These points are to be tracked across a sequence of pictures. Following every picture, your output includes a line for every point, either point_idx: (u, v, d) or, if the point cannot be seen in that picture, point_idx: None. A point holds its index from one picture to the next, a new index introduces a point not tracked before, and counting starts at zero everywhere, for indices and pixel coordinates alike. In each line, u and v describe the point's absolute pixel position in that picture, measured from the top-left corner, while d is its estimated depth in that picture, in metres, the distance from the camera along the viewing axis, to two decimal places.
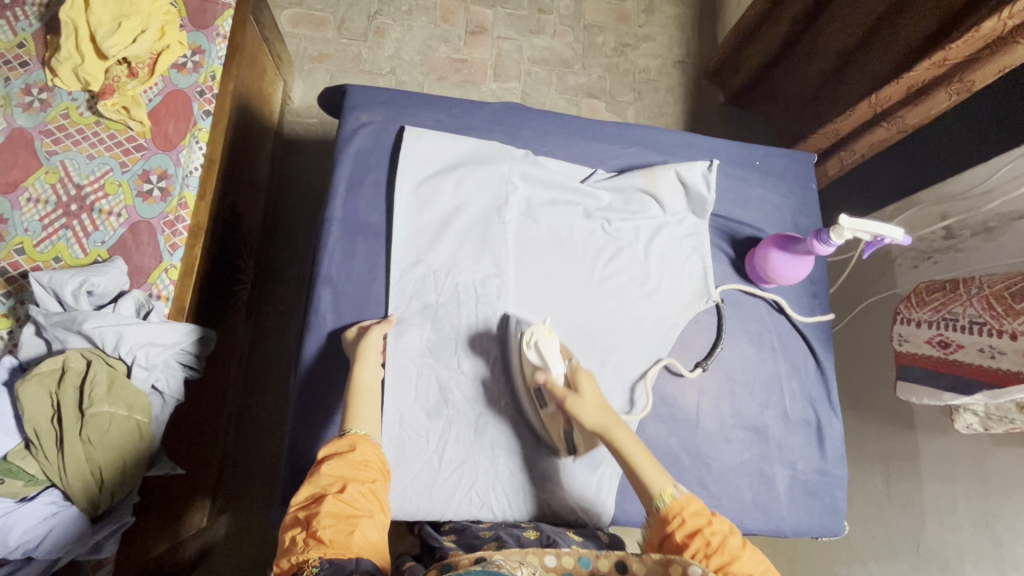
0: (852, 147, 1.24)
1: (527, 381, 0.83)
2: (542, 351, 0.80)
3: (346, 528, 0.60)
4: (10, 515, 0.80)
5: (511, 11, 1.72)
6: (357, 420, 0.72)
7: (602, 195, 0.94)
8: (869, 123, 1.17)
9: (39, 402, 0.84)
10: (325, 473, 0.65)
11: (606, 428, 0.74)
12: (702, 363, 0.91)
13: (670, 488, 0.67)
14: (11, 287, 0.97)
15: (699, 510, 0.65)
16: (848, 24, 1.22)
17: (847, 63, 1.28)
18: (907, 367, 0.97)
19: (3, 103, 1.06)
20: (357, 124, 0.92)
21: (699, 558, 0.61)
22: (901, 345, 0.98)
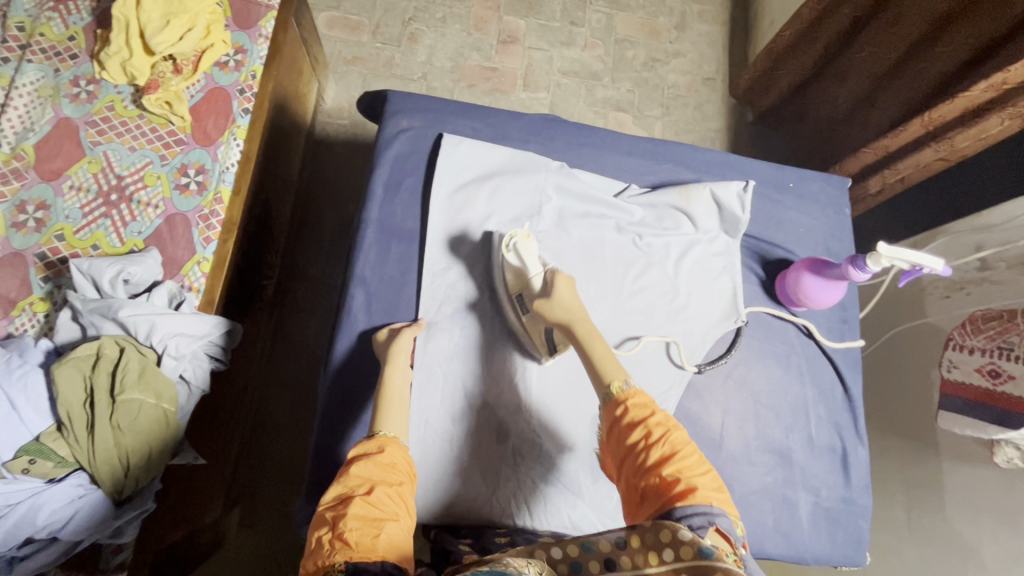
0: (896, 167, 1.21)
1: (508, 286, 0.87)
2: (522, 252, 0.85)
3: (371, 530, 0.59)
4: (40, 495, 0.82)
5: (544, 22, 1.74)
6: (386, 419, 0.73)
7: (635, 210, 0.95)
8: (914, 144, 1.15)
9: (73, 386, 0.86)
10: (353, 474, 0.65)
11: (572, 322, 0.78)
12: (699, 365, 0.90)
13: (621, 379, 0.71)
14: (50, 272, 1.00)
15: (644, 402, 0.68)
16: (885, 47, 1.22)
17: (880, 86, 1.28)
18: (951, 395, 0.96)
19: (52, 93, 1.09)
20: (396, 129, 0.94)
21: (642, 445, 0.64)
22: (948, 372, 0.97)
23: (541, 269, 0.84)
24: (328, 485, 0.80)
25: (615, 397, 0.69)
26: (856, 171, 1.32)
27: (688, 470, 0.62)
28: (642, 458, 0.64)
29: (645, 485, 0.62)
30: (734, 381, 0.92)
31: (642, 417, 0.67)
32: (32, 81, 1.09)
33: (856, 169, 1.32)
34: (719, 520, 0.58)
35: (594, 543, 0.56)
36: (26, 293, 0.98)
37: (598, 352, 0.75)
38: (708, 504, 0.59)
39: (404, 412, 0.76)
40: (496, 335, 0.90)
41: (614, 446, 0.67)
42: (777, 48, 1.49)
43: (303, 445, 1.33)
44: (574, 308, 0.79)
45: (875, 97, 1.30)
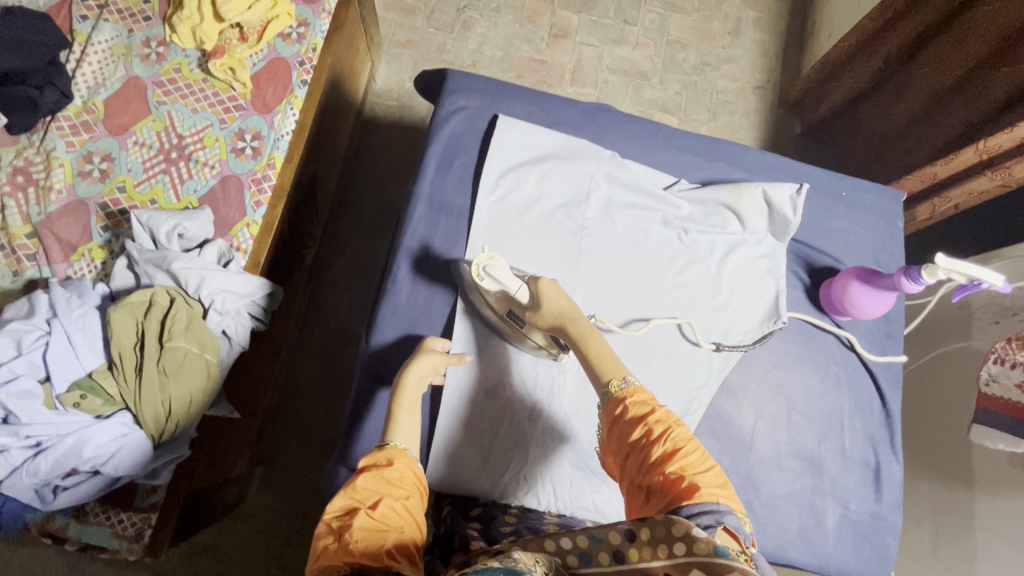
0: (947, 194, 1.22)
1: (496, 309, 0.87)
2: (495, 276, 0.81)
3: (376, 541, 0.60)
4: (87, 430, 0.86)
5: (597, 19, 1.74)
6: (395, 426, 0.74)
7: (682, 204, 0.95)
8: (969, 171, 1.15)
9: (126, 329, 0.90)
10: (360, 486, 0.65)
11: (565, 323, 0.79)
12: (717, 342, 0.90)
13: (619, 379, 0.71)
14: (110, 222, 1.05)
15: (646, 399, 0.69)
16: (948, 62, 1.19)
17: (939, 103, 1.24)
18: (987, 411, 0.92)
19: (124, 52, 1.14)
20: (452, 107, 0.96)
21: (644, 442, 0.65)
22: (985, 386, 0.92)
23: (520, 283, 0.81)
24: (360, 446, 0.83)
25: (615, 395, 0.70)
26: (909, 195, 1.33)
27: (692, 468, 0.63)
28: (645, 458, 0.64)
29: (650, 483, 0.63)
30: (769, 384, 0.91)
31: (644, 413, 0.67)
32: (107, 39, 1.15)
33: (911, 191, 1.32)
34: (726, 519, 0.59)
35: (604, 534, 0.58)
36: (87, 240, 1.03)
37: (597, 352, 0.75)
38: (714, 502, 0.59)
39: (413, 413, 0.76)
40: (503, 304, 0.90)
41: (616, 444, 0.68)
42: (834, 59, 1.47)
43: (330, 413, 1.36)
44: (565, 308, 0.80)
45: (933, 114, 1.27)
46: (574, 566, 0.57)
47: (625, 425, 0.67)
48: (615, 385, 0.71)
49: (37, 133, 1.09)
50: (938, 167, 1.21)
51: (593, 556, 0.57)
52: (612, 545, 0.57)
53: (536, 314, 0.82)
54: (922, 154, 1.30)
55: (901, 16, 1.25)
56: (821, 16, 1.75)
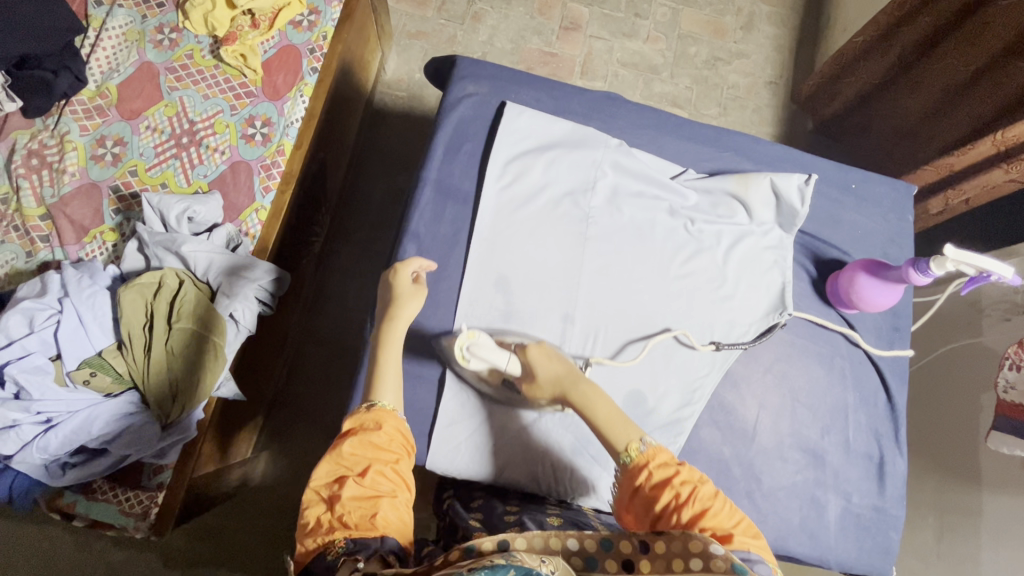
0: (959, 187, 1.19)
1: (490, 381, 0.86)
2: (480, 355, 0.80)
3: (369, 509, 0.64)
4: (97, 407, 0.89)
5: (608, 12, 1.73)
6: (383, 388, 0.75)
7: (689, 194, 0.94)
8: (985, 164, 1.12)
9: (136, 309, 0.91)
10: (347, 452, 0.68)
11: (565, 389, 0.78)
12: (716, 342, 0.89)
13: (635, 443, 0.70)
14: (122, 205, 1.06)
15: (666, 460, 0.68)
16: (961, 57, 1.17)
17: (953, 98, 1.23)
18: (1006, 416, 0.90)
19: (138, 37, 1.15)
20: (461, 94, 0.96)
21: (671, 505, 0.64)
22: (1002, 393, 0.91)
23: (509, 356, 0.81)
24: None
25: (634, 461, 0.68)
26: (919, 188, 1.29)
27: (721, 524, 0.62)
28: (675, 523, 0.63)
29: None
30: (773, 375, 0.90)
31: (667, 476, 0.66)
32: (121, 25, 1.16)
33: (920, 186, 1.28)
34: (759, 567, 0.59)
35: (613, 542, 0.60)
36: (99, 222, 1.04)
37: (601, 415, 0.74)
38: (744, 551, 0.60)
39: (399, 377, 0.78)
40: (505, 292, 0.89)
41: (640, 512, 0.66)
42: (848, 54, 1.45)
43: (335, 399, 1.37)
44: (562, 373, 0.79)
45: (947, 109, 1.26)
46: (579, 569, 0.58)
47: (648, 490, 0.66)
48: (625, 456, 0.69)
49: (51, 116, 1.10)
50: (955, 157, 1.18)
51: (600, 562, 0.58)
52: (621, 553, 0.59)
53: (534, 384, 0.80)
54: (935, 149, 1.30)
55: (914, 11, 1.23)
56: (835, 11, 1.73)
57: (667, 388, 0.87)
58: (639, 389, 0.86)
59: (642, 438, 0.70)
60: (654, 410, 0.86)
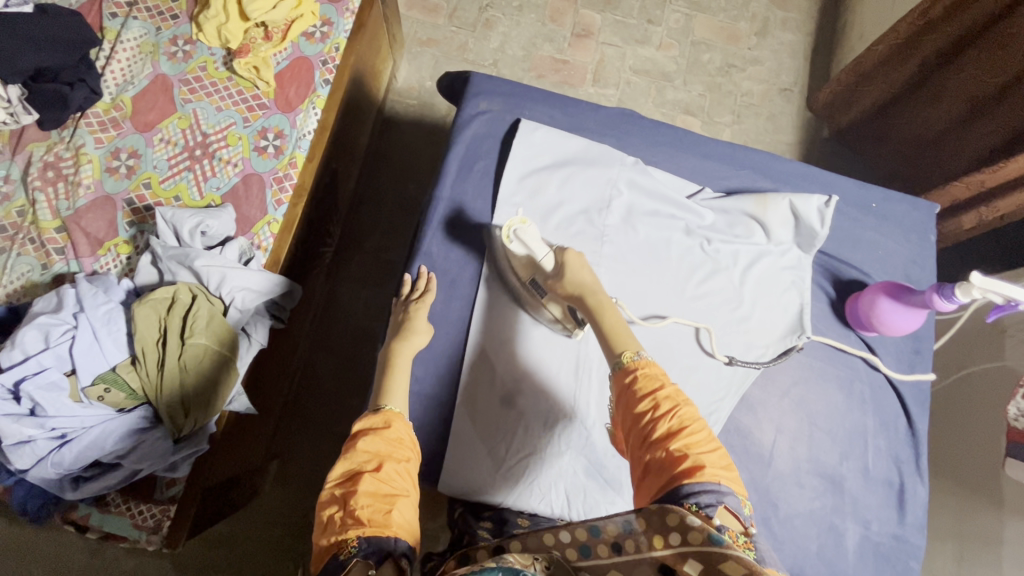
0: (994, 203, 1.15)
1: (521, 277, 0.89)
2: (524, 239, 0.85)
3: (383, 507, 0.63)
4: (111, 421, 0.90)
5: (620, 18, 1.72)
6: (392, 395, 0.75)
7: (705, 213, 0.93)
8: (1018, 180, 1.08)
9: (150, 325, 0.91)
10: (360, 449, 0.67)
11: (584, 294, 0.81)
12: (730, 356, 0.88)
13: (631, 351, 0.71)
14: (136, 218, 1.06)
15: (655, 374, 0.68)
16: (987, 69, 1.15)
17: (978, 111, 1.21)
18: (1017, 442, 0.89)
19: (152, 50, 1.16)
20: (474, 110, 0.95)
21: (650, 416, 0.65)
22: (1015, 420, 0.89)
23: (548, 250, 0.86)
24: None
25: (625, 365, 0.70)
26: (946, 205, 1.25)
27: (697, 446, 0.62)
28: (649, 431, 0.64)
29: (653, 457, 0.63)
30: (790, 400, 0.89)
31: (651, 390, 0.67)
32: (136, 37, 1.16)
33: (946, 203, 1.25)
34: (727, 500, 0.58)
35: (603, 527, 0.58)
36: (113, 235, 1.05)
37: (607, 322, 0.76)
38: (716, 483, 0.59)
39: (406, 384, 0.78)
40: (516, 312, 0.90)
41: (621, 416, 0.68)
42: (867, 63, 1.43)
43: (345, 411, 1.37)
44: (591, 280, 0.82)
45: (972, 122, 1.23)
46: (572, 559, 0.56)
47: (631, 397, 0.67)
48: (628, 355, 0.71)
49: (66, 128, 1.11)
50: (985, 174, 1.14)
51: (593, 550, 0.56)
52: (610, 538, 0.56)
53: (558, 282, 0.83)
54: (962, 161, 1.28)
55: (938, 19, 1.21)
56: (852, 17, 1.71)
57: None
58: None
59: (640, 351, 0.72)
60: None
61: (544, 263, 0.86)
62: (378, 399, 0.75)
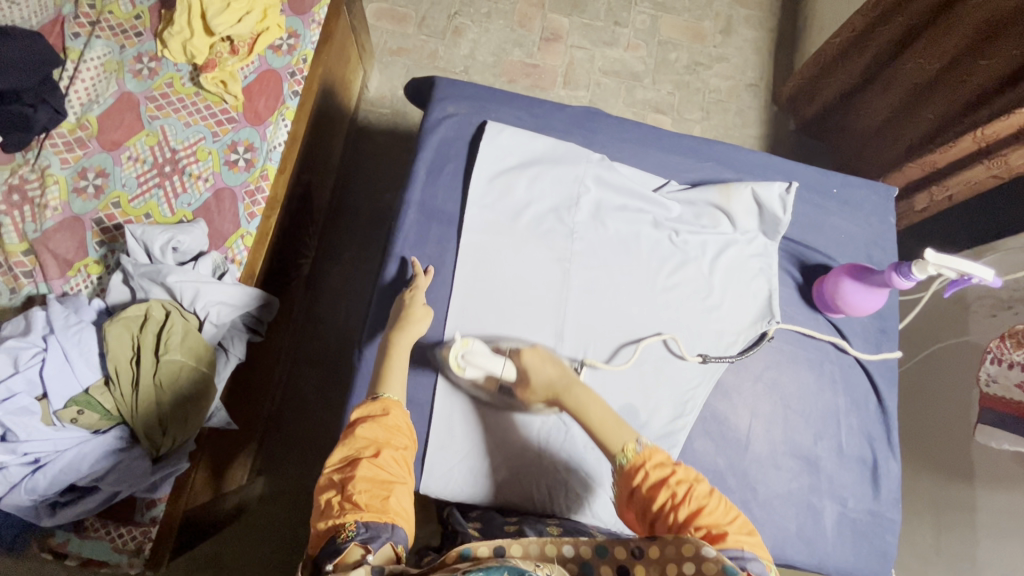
0: (944, 183, 1.19)
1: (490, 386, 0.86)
2: (475, 364, 0.80)
3: (381, 493, 0.64)
4: (85, 444, 0.88)
5: (588, 21, 1.74)
6: (389, 382, 0.76)
7: (672, 206, 0.95)
8: (965, 160, 1.13)
9: (123, 343, 0.91)
10: (359, 436, 0.68)
11: (560, 395, 0.78)
12: (703, 355, 0.89)
13: (632, 444, 0.69)
14: (105, 237, 1.05)
15: (662, 460, 0.68)
16: (927, 56, 1.20)
17: (919, 97, 1.26)
18: (991, 409, 0.92)
19: (117, 68, 1.15)
20: (441, 114, 0.96)
21: (668, 505, 0.64)
22: (986, 386, 0.93)
23: (503, 361, 0.81)
24: None
25: (631, 464, 0.68)
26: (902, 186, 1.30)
27: (717, 521, 0.63)
28: (670, 520, 0.63)
29: None
30: (764, 384, 0.91)
31: (663, 476, 0.66)
32: (100, 56, 1.15)
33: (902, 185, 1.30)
34: (753, 565, 0.59)
35: (608, 547, 0.62)
36: (83, 256, 1.04)
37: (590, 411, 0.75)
38: (740, 549, 0.60)
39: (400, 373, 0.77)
40: (486, 309, 0.89)
41: (637, 509, 0.67)
42: (827, 56, 1.46)
43: (329, 422, 1.36)
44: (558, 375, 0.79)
45: (915, 104, 1.28)
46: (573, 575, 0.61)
47: (644, 489, 0.66)
48: (623, 458, 0.69)
49: (31, 150, 1.09)
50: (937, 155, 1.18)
51: (596, 566, 0.60)
52: (616, 559, 0.61)
53: None
54: (900, 149, 1.34)
55: (889, 11, 1.25)
56: (812, 12, 1.76)
57: (657, 403, 0.87)
58: (630, 402, 0.87)
59: (638, 439, 0.70)
60: (644, 424, 0.85)
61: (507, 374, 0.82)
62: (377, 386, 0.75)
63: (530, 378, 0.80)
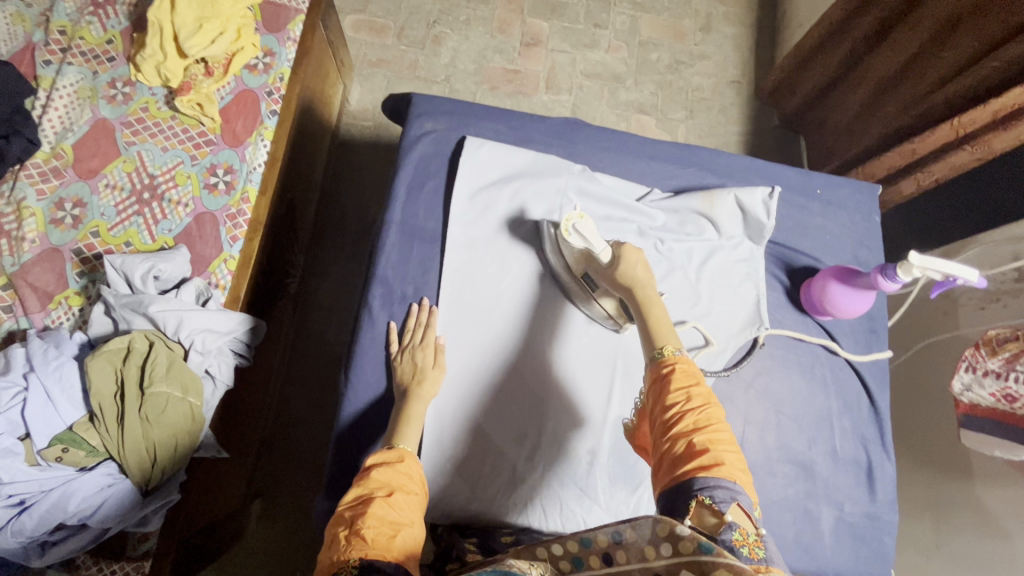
0: (928, 169, 1.18)
1: (573, 268, 0.86)
2: (582, 234, 0.81)
3: (388, 531, 0.62)
4: (71, 482, 0.85)
5: (567, 24, 1.74)
6: (408, 431, 0.75)
7: (657, 214, 0.94)
8: (947, 147, 1.12)
9: (105, 377, 0.89)
10: (373, 478, 0.68)
11: (635, 288, 0.77)
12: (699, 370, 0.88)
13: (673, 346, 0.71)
14: (85, 267, 1.03)
15: (692, 373, 0.68)
16: (894, 50, 1.22)
17: (886, 91, 1.28)
18: (966, 415, 0.96)
19: (90, 94, 1.13)
20: (419, 130, 0.95)
21: (680, 411, 0.65)
22: (962, 392, 0.96)
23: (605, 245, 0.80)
24: (347, 483, 0.83)
25: (665, 358, 0.70)
26: (882, 174, 1.29)
27: (720, 445, 0.63)
28: (676, 423, 0.65)
29: (673, 448, 0.63)
30: (756, 389, 0.90)
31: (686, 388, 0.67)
32: (72, 83, 1.14)
33: (881, 173, 1.29)
34: (741, 499, 0.58)
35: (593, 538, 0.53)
36: (63, 287, 1.02)
37: (653, 314, 0.75)
38: (732, 479, 0.59)
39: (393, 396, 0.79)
40: (477, 328, 0.88)
41: (651, 402, 0.68)
42: (804, 50, 1.47)
43: (324, 442, 1.35)
44: (643, 276, 0.78)
45: (883, 97, 1.29)
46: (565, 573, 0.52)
47: (666, 389, 0.68)
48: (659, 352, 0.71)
49: (6, 182, 1.07)
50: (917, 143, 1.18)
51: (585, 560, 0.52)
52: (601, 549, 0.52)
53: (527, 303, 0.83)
54: (871, 140, 1.34)
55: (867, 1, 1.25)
56: (791, 7, 1.76)
57: None
58: (625, 415, 0.88)
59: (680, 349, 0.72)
60: None
61: (600, 258, 0.80)
62: (395, 435, 0.75)
63: (620, 266, 0.78)
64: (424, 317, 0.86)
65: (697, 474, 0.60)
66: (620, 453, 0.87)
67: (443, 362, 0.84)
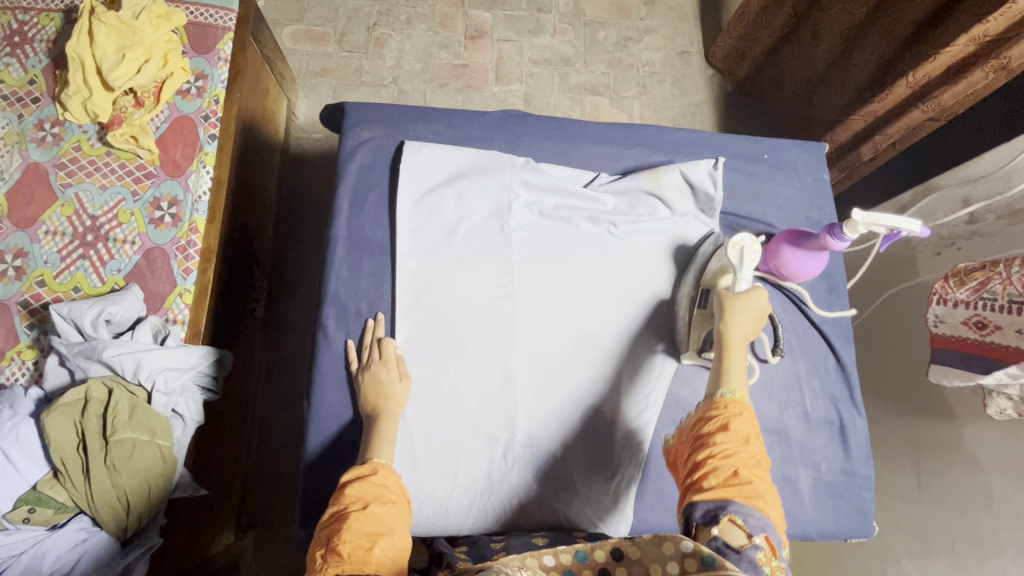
0: (885, 131, 1.16)
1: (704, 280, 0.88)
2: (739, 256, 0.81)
3: (365, 543, 0.61)
4: (43, 542, 0.84)
5: (510, 13, 1.71)
6: (381, 444, 0.74)
7: (606, 199, 0.94)
8: (904, 105, 1.10)
9: (65, 431, 0.86)
10: (346, 494, 0.67)
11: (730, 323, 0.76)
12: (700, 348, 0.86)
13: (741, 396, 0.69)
14: (34, 319, 1.00)
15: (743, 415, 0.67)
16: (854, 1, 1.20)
17: (852, 43, 1.25)
18: (943, 349, 0.95)
19: (18, 139, 1.09)
20: (356, 140, 0.93)
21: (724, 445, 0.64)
22: (936, 327, 0.96)
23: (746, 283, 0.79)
24: (324, 507, 0.82)
25: (722, 397, 0.69)
26: (844, 141, 1.28)
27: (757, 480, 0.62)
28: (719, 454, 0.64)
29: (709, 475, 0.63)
30: None
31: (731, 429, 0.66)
32: None
33: (845, 139, 1.28)
34: (769, 530, 0.59)
35: (588, 552, 0.59)
36: (14, 343, 0.98)
37: (729, 358, 0.73)
38: (763, 511, 0.60)
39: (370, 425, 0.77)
40: (435, 335, 0.86)
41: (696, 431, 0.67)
42: (749, 15, 1.48)
43: None
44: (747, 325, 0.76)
45: (852, 49, 1.26)
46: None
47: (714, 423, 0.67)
48: (723, 391, 0.69)
49: None
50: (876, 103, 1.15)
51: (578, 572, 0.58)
52: (596, 562, 0.58)
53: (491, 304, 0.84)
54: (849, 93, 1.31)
55: None
56: None
57: (619, 399, 0.88)
58: (595, 404, 0.87)
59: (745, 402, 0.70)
60: (610, 423, 0.87)
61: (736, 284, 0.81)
62: (367, 449, 0.74)
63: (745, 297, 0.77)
64: (383, 330, 0.85)
65: (734, 501, 0.60)
66: (596, 442, 0.86)
67: (406, 375, 0.82)
